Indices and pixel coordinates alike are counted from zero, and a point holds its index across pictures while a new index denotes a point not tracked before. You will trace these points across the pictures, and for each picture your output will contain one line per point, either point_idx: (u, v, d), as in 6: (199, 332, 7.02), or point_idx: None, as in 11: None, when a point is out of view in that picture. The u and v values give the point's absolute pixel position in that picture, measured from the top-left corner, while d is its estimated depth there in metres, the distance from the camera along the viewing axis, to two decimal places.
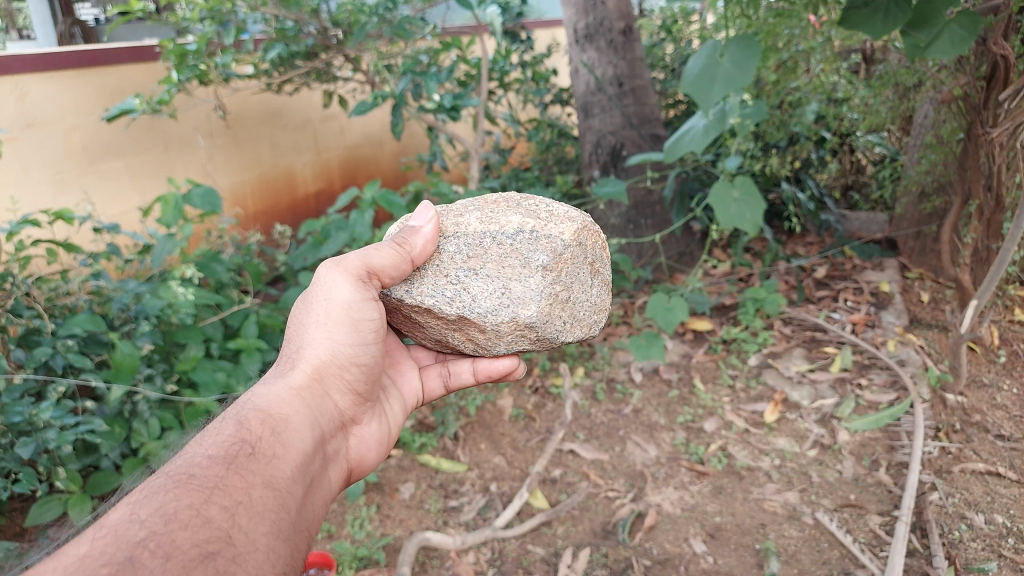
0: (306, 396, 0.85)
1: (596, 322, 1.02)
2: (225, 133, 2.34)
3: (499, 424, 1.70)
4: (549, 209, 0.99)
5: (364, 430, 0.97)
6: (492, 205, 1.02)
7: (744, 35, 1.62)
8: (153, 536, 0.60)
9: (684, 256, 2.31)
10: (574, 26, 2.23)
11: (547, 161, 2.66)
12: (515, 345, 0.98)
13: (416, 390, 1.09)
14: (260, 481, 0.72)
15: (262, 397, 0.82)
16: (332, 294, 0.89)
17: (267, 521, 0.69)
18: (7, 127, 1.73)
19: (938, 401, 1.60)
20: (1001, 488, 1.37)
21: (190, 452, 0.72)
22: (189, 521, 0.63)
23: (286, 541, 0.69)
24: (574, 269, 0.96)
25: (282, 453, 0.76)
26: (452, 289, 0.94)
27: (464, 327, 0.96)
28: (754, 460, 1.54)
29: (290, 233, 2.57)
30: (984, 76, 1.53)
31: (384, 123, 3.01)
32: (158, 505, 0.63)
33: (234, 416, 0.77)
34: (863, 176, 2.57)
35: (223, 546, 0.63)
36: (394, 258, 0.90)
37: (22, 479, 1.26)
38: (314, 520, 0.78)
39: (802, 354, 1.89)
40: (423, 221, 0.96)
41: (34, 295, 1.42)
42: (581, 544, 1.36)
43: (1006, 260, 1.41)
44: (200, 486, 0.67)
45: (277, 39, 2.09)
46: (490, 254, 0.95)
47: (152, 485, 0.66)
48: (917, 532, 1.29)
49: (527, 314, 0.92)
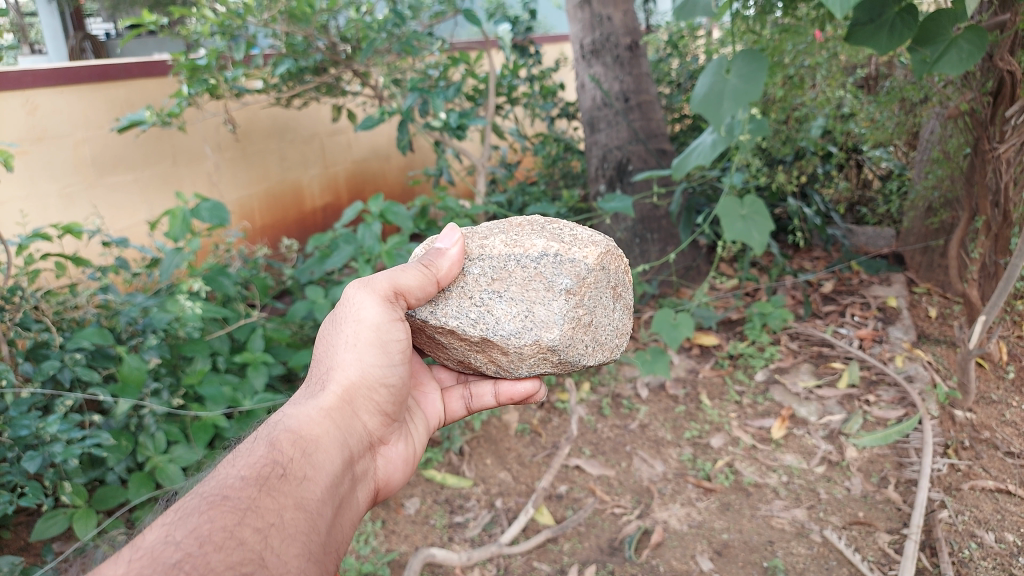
0: (336, 416, 0.85)
1: (617, 345, 1.02)
2: (234, 147, 2.35)
3: (505, 439, 1.70)
4: (573, 233, 1.00)
5: (391, 450, 0.97)
6: (516, 228, 1.02)
7: (751, 50, 1.63)
8: (187, 558, 0.60)
9: (691, 270, 2.31)
10: (580, 42, 2.24)
11: (553, 175, 2.67)
12: (538, 368, 0.98)
13: (439, 411, 1.08)
14: (293, 503, 0.72)
15: (292, 418, 0.82)
16: (361, 314, 0.89)
17: (297, 544, 0.69)
18: (17, 139, 1.73)
19: (946, 417, 1.60)
20: (1011, 505, 1.35)
21: (222, 474, 0.72)
22: (223, 543, 0.63)
23: (316, 564, 0.70)
24: (597, 293, 0.96)
25: (312, 475, 0.77)
26: (475, 311, 0.94)
27: (487, 349, 0.96)
28: (761, 477, 1.53)
29: (297, 247, 2.59)
30: (990, 92, 1.53)
31: (391, 138, 3.04)
32: (193, 527, 0.64)
33: (266, 437, 0.78)
34: (869, 192, 2.57)
35: (255, 568, 0.63)
36: (421, 280, 0.91)
37: (28, 493, 1.26)
38: (342, 542, 0.79)
39: (809, 369, 1.88)
40: (449, 242, 0.96)
41: (42, 309, 1.43)
42: (587, 560, 1.35)
43: (1015, 276, 1.41)
44: (233, 508, 0.67)
45: (287, 54, 2.11)
46: (514, 277, 0.95)
47: (186, 507, 0.67)
48: (927, 551, 1.28)
49: (550, 337, 0.92)
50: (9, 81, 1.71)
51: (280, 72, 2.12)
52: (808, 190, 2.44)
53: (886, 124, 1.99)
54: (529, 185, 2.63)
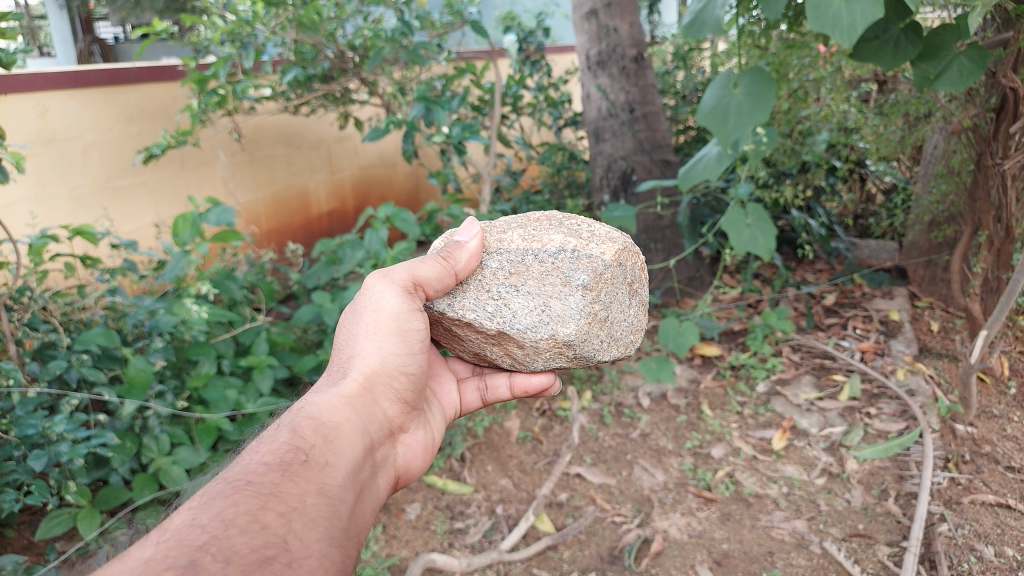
0: (357, 404, 0.86)
1: (632, 341, 1.03)
2: (242, 152, 2.37)
3: (506, 446, 1.71)
4: (591, 229, 1.01)
5: (411, 438, 0.97)
6: (534, 223, 1.03)
7: (759, 68, 1.66)
8: (213, 541, 0.62)
9: (694, 280, 2.32)
10: (587, 53, 2.26)
11: (557, 184, 2.68)
12: (553, 362, 0.98)
13: (454, 401, 1.09)
14: (317, 487, 0.73)
15: (314, 406, 0.83)
16: (380, 304, 0.90)
17: (320, 528, 0.70)
18: (28, 142, 1.75)
19: (948, 431, 1.60)
20: (1012, 520, 1.35)
21: (246, 459, 0.73)
22: (247, 526, 0.65)
23: (338, 547, 0.71)
24: (614, 289, 0.97)
25: (334, 461, 0.78)
26: (492, 304, 0.95)
27: (504, 342, 0.97)
28: (762, 487, 1.54)
29: (302, 252, 2.60)
30: (993, 108, 1.54)
31: (397, 145, 3.05)
32: (218, 511, 0.65)
33: (287, 424, 0.79)
34: (872, 205, 2.58)
35: (279, 551, 0.65)
36: (440, 271, 0.92)
37: (33, 492, 1.26)
38: (365, 527, 0.79)
39: (811, 380, 1.89)
40: (468, 236, 0.97)
41: (50, 310, 1.44)
42: (587, 568, 1.36)
43: (1017, 291, 1.41)
44: (257, 492, 0.68)
45: (295, 61, 2.13)
46: (531, 272, 0.96)
47: (211, 492, 0.67)
48: (927, 564, 1.28)
49: (566, 332, 0.93)
50: (19, 83, 1.72)
51: (288, 79, 2.13)
52: (813, 203, 2.45)
53: (890, 138, 1.99)
54: (534, 194, 2.64)
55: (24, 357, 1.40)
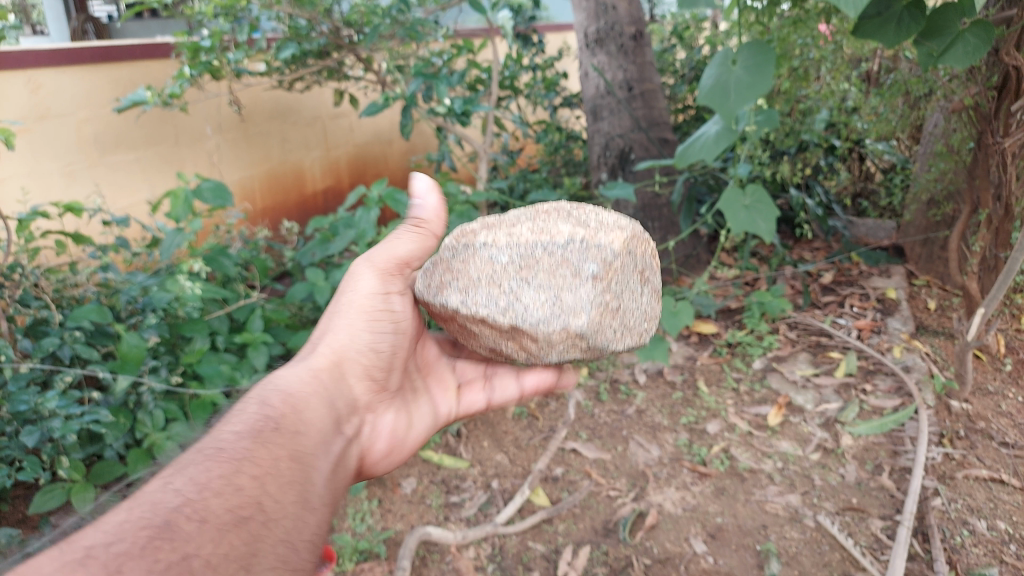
0: (330, 380, 0.88)
1: (643, 331, 1.01)
2: (236, 127, 2.35)
3: (502, 422, 1.71)
4: (597, 217, 0.98)
5: (393, 429, 0.98)
6: (543, 216, 0.99)
7: (757, 40, 1.64)
8: (183, 502, 0.62)
9: (691, 259, 2.31)
10: (585, 30, 2.23)
11: (555, 163, 2.67)
12: (566, 355, 0.96)
13: (458, 403, 1.09)
14: (286, 445, 0.74)
15: (289, 384, 0.85)
16: (353, 292, 0.96)
17: (293, 491, 0.70)
18: (19, 118, 1.74)
19: (942, 408, 1.61)
20: (1005, 495, 1.36)
21: (217, 430, 0.73)
22: (220, 487, 0.65)
23: (312, 511, 0.71)
24: (625, 277, 0.95)
25: (306, 430, 0.78)
26: (504, 299, 0.91)
27: (518, 337, 0.94)
28: (756, 462, 1.54)
29: (298, 229, 2.59)
30: (995, 86, 1.52)
31: (394, 122, 3.04)
32: (187, 475, 0.65)
33: (262, 398, 0.80)
34: (871, 183, 2.58)
35: (252, 510, 0.65)
36: (411, 247, 0.99)
37: (24, 468, 1.27)
38: (342, 498, 0.79)
39: (807, 358, 1.89)
40: (432, 223, 1.03)
41: (42, 287, 1.44)
42: (582, 541, 1.36)
43: (1014, 269, 1.40)
44: (227, 456, 0.69)
45: (290, 37, 2.10)
46: (543, 265, 0.92)
47: (181, 458, 0.68)
48: (919, 537, 1.28)
49: (580, 325, 0.89)
50: (10, 59, 1.71)
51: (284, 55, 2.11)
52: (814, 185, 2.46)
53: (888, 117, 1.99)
54: (532, 172, 2.63)
55: (20, 333, 1.40)
